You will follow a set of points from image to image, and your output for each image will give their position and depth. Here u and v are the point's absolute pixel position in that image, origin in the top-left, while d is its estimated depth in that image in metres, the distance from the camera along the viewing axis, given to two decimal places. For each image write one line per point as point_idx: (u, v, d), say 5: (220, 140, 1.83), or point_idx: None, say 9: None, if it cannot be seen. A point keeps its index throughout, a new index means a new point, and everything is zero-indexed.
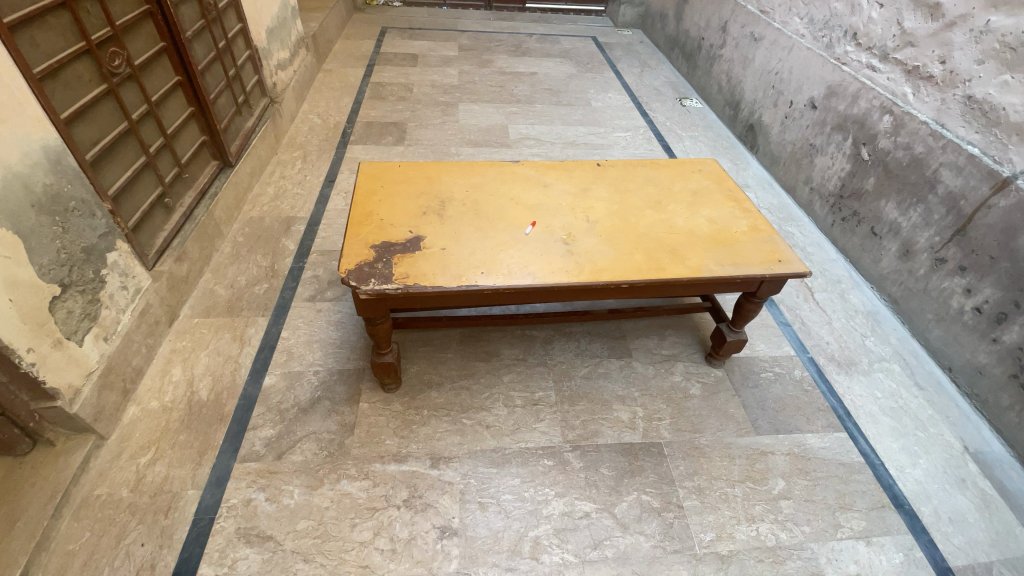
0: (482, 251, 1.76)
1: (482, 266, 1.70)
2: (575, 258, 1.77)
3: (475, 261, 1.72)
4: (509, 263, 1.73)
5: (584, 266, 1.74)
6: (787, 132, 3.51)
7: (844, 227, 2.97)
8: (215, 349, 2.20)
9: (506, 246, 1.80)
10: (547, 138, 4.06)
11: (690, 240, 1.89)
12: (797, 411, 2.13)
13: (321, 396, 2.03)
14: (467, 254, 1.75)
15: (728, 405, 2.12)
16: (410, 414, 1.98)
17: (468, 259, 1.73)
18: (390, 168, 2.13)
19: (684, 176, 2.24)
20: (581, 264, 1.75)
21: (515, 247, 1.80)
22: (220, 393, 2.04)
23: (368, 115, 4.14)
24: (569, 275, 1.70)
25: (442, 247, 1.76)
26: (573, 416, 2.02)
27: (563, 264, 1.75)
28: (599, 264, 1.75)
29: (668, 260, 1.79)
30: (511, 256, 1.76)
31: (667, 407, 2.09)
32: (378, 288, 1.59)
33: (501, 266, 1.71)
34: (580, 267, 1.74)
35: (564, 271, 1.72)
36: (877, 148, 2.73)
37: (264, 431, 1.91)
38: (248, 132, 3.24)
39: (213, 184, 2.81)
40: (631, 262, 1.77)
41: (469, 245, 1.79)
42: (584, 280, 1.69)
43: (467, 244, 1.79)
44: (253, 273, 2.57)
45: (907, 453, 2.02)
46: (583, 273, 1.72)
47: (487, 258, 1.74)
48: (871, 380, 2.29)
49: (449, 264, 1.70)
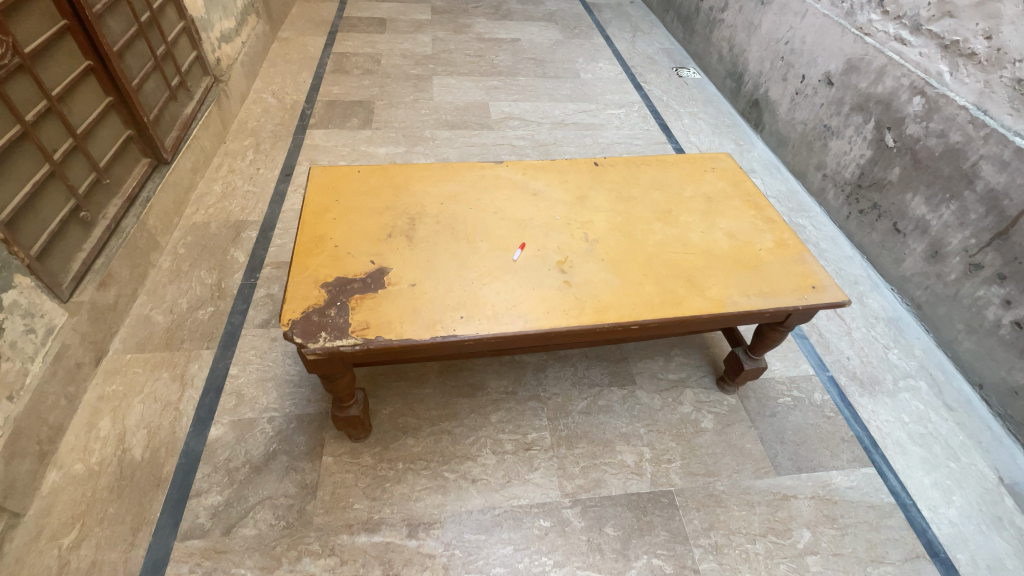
0: (462, 287, 1.44)
1: (462, 307, 1.39)
2: (575, 293, 1.46)
3: (452, 300, 1.40)
4: (495, 302, 1.41)
5: (586, 302, 1.44)
6: (797, 110, 3.18)
7: (862, 221, 2.71)
8: (151, 394, 1.88)
9: (488, 277, 1.48)
10: (532, 117, 3.66)
11: (709, 263, 1.59)
12: (820, 444, 1.90)
13: (278, 449, 1.74)
14: (442, 291, 1.42)
15: (744, 440, 1.88)
16: (383, 469, 1.71)
17: (444, 298, 1.40)
18: (346, 176, 1.77)
19: (695, 178, 1.93)
20: (582, 300, 1.44)
21: (501, 278, 1.49)
22: (158, 450, 1.73)
23: (330, 92, 3.67)
24: (567, 316, 1.40)
25: (411, 283, 1.43)
26: (571, 463, 1.77)
27: (559, 301, 1.43)
28: (603, 298, 1.45)
29: (684, 292, 1.50)
30: (497, 291, 1.44)
31: (677, 446, 1.85)
32: (331, 345, 1.27)
33: (486, 307, 1.40)
34: (581, 305, 1.43)
35: (561, 310, 1.41)
36: (904, 134, 2.45)
37: (210, 498, 1.62)
38: (187, 121, 2.79)
39: (144, 187, 2.41)
40: (642, 297, 1.47)
41: (444, 277, 1.46)
42: (586, 322, 1.39)
43: (443, 277, 1.46)
44: (196, 294, 2.22)
45: (940, 489, 1.84)
46: (584, 312, 1.41)
47: (467, 296, 1.42)
48: (897, 401, 2.08)
49: (420, 306, 1.38)
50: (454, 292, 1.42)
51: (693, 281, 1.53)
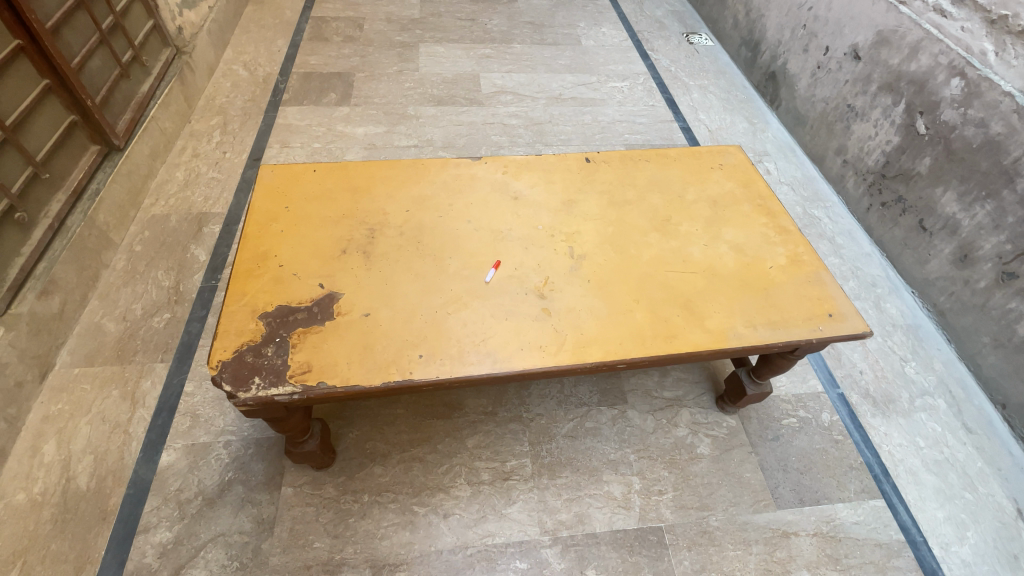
0: (423, 317, 1.25)
1: (422, 342, 1.20)
2: (554, 324, 1.26)
3: (411, 334, 1.21)
4: (460, 335, 1.22)
5: (566, 336, 1.24)
6: (818, 87, 2.87)
7: (883, 215, 2.47)
8: (100, 414, 1.73)
9: (454, 304, 1.28)
10: (527, 92, 3.35)
11: (710, 285, 1.38)
12: (825, 473, 1.75)
13: (233, 479, 1.60)
14: (399, 323, 1.23)
15: (742, 468, 1.73)
16: (347, 503, 1.57)
17: (401, 331, 1.21)
18: (299, 178, 1.55)
19: (700, 177, 1.69)
20: (562, 333, 1.25)
21: (470, 304, 1.29)
22: (105, 479, 1.60)
23: (306, 63, 3.36)
24: (544, 354, 1.21)
25: (365, 313, 1.24)
26: (553, 495, 1.62)
27: (536, 335, 1.24)
28: (587, 331, 1.26)
29: (681, 322, 1.30)
30: (463, 322, 1.25)
31: (670, 475, 1.70)
32: (264, 394, 1.10)
33: (449, 342, 1.21)
34: (561, 339, 1.24)
35: (537, 346, 1.22)
36: (938, 120, 2.19)
37: (159, 535, 1.50)
38: (143, 101, 2.54)
39: (93, 179, 2.19)
40: (633, 328, 1.28)
41: (403, 305, 1.27)
42: (565, 361, 1.21)
43: (402, 304, 1.27)
44: (152, 299, 2.04)
45: (954, 524, 1.69)
46: (564, 348, 1.22)
47: (428, 328, 1.23)
48: (912, 423, 1.91)
49: (372, 342, 1.19)
50: (414, 323, 1.23)
51: (691, 308, 1.33)
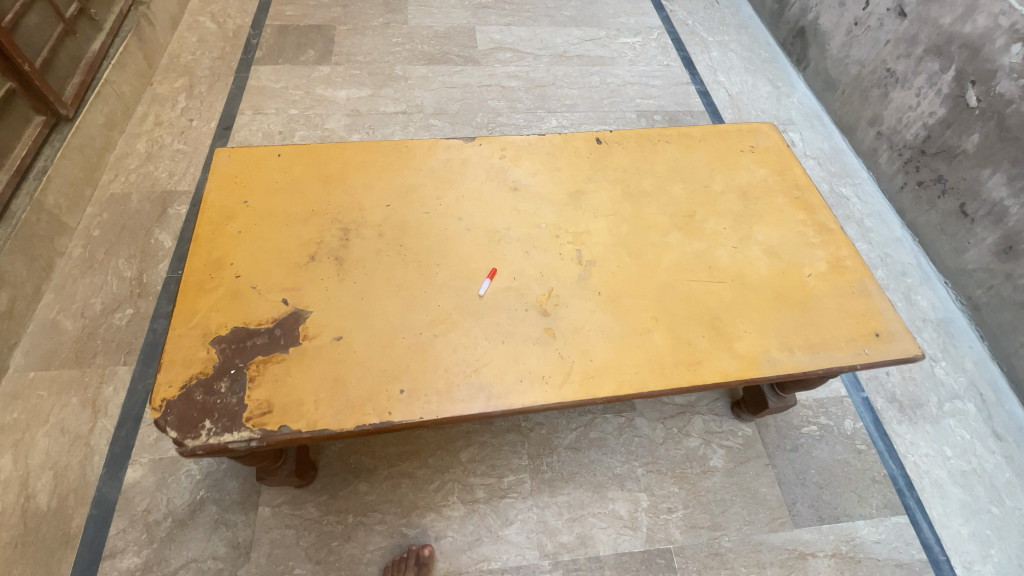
0: (405, 341, 1.06)
1: (403, 374, 1.02)
2: (558, 349, 1.08)
3: (390, 363, 1.03)
4: (449, 365, 1.04)
5: (573, 363, 1.06)
6: (853, 47, 2.56)
7: (919, 197, 2.24)
8: (59, 424, 1.58)
9: (442, 324, 1.09)
10: (528, 48, 3.01)
11: (739, 298, 1.20)
12: (846, 487, 1.63)
13: (206, 498, 1.47)
14: (376, 349, 1.04)
15: (758, 483, 1.60)
16: (330, 524, 1.44)
17: (379, 360, 1.03)
18: (261, 165, 1.33)
19: (727, 164, 1.48)
20: (568, 360, 1.07)
21: (461, 324, 1.10)
22: (66, 498, 1.47)
23: (281, 13, 2.99)
24: (547, 387, 1.03)
25: (336, 337, 1.05)
26: (554, 515, 1.50)
27: (537, 362, 1.06)
28: (598, 357, 1.08)
29: (706, 345, 1.12)
30: (452, 346, 1.06)
31: (681, 491, 1.57)
32: (216, 442, 0.93)
33: (435, 373, 1.03)
34: (566, 368, 1.06)
35: (540, 377, 1.04)
36: (993, 92, 1.94)
37: (126, 561, 1.38)
38: (94, 62, 2.24)
39: (40, 156, 1.95)
40: (651, 353, 1.09)
41: (382, 325, 1.08)
42: (572, 395, 1.03)
43: (380, 325, 1.08)
44: (113, 291, 1.85)
45: (980, 541, 1.58)
46: (571, 380, 1.04)
47: (410, 356, 1.04)
48: (940, 430, 1.77)
49: (344, 374, 1.01)
50: (394, 349, 1.05)
51: (719, 326, 1.14)
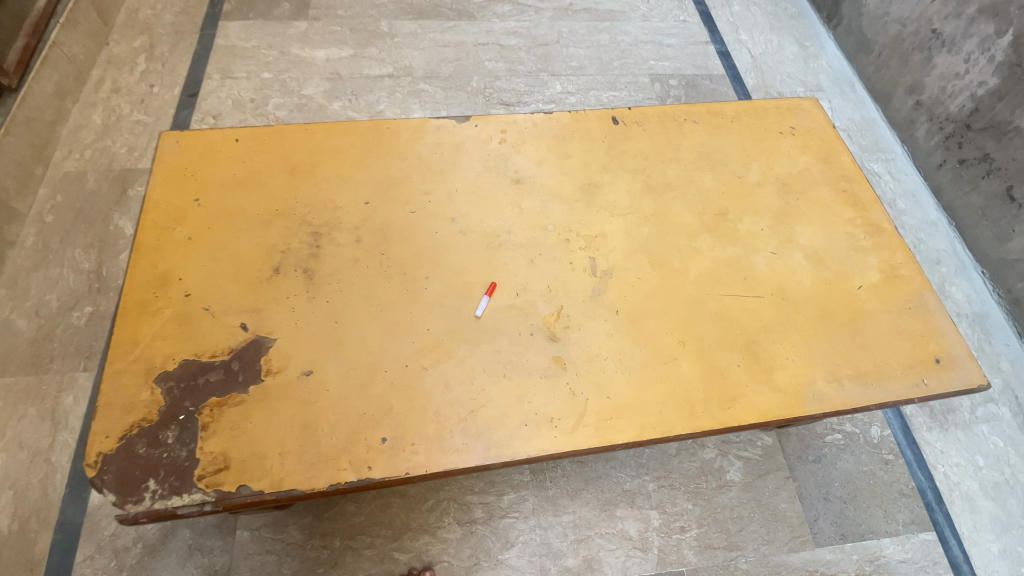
0: (388, 376, 0.89)
1: (386, 418, 0.86)
2: (569, 383, 0.91)
3: (370, 405, 0.87)
4: (440, 405, 0.88)
5: (587, 401, 0.90)
6: (893, 2, 2.27)
7: (960, 177, 2.03)
8: (15, 439, 1.43)
9: (432, 354, 0.92)
10: None
11: (778, 317, 1.03)
12: (872, 502, 1.52)
13: (179, 521, 1.34)
14: (353, 388, 0.88)
15: (778, 498, 1.49)
16: (315, 550, 1.33)
17: (356, 401, 0.87)
18: (217, 155, 1.13)
19: (763, 150, 1.28)
20: (581, 397, 0.90)
21: (454, 354, 0.92)
22: (26, 523, 1.34)
23: None
24: (557, 433, 0.87)
25: (305, 372, 0.88)
26: (559, 537, 1.39)
27: (545, 401, 0.89)
28: (617, 394, 0.91)
29: (742, 376, 0.96)
30: (444, 382, 0.89)
31: (695, 509, 1.45)
32: (163, 507, 0.79)
33: (424, 416, 0.87)
34: (579, 407, 0.89)
35: (548, 420, 0.88)
36: None
37: None
38: (40, 18, 1.95)
39: None
40: (678, 387, 0.93)
41: (360, 356, 0.91)
42: (587, 443, 0.87)
43: (358, 355, 0.91)
44: (70, 287, 1.67)
45: (1010, 559, 1.48)
46: (584, 424, 0.88)
47: (394, 394, 0.88)
48: (972, 438, 1.65)
49: (314, 420, 0.85)
50: (375, 386, 0.88)
51: (756, 353, 0.98)
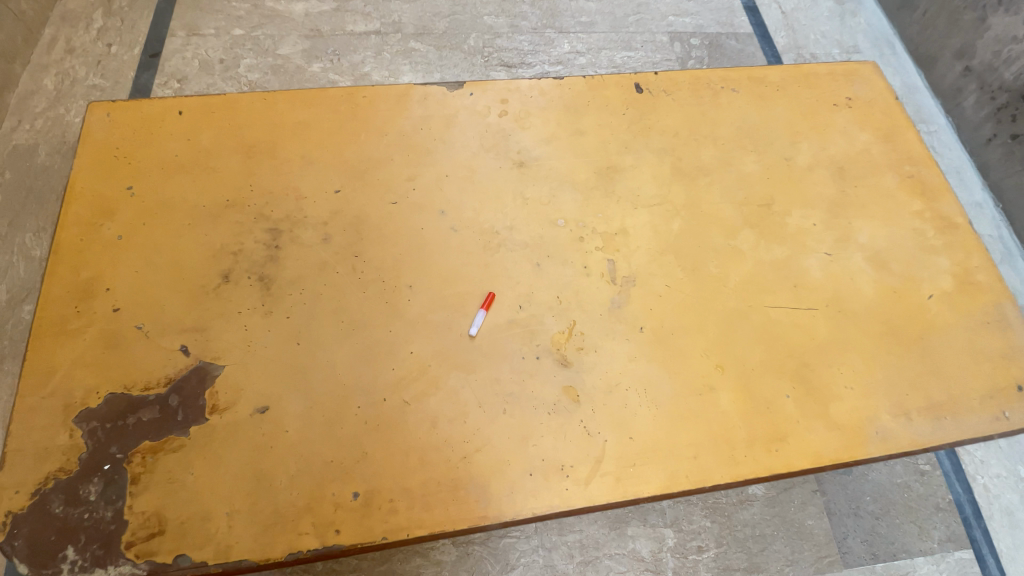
0: (361, 413, 0.73)
1: (358, 467, 0.70)
2: (584, 421, 0.75)
3: (340, 451, 0.70)
4: (426, 450, 0.71)
5: (606, 444, 0.73)
6: None
7: (1012, 152, 1.72)
8: None
9: (416, 385, 0.75)
10: None
11: (832, 335, 0.87)
12: (905, 518, 1.39)
13: None
14: (317, 428, 0.71)
15: (805, 515, 1.36)
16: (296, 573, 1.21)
17: (322, 445, 0.70)
18: (156, 132, 0.93)
19: (813, 126, 1.09)
20: (599, 438, 0.74)
21: (442, 384, 0.75)
22: None
23: None
24: (569, 486, 0.71)
25: (259, 409, 0.72)
26: (564, 558, 1.26)
27: (555, 443, 0.73)
28: (641, 435, 0.75)
29: (792, 410, 0.80)
30: (430, 420, 0.73)
31: (714, 527, 1.32)
32: None
33: (405, 464, 0.70)
34: (596, 451, 0.73)
35: (559, 468, 0.72)
36: None
37: None
38: None
39: None
40: (716, 425, 0.77)
41: (328, 388, 0.74)
42: (606, 498, 0.71)
43: (324, 386, 0.74)
44: (21, 276, 1.49)
45: None
46: (603, 473, 0.72)
47: (368, 437, 0.71)
48: (1017, 446, 1.50)
49: (271, 470, 0.69)
50: (345, 427, 0.72)
51: (807, 380, 0.82)
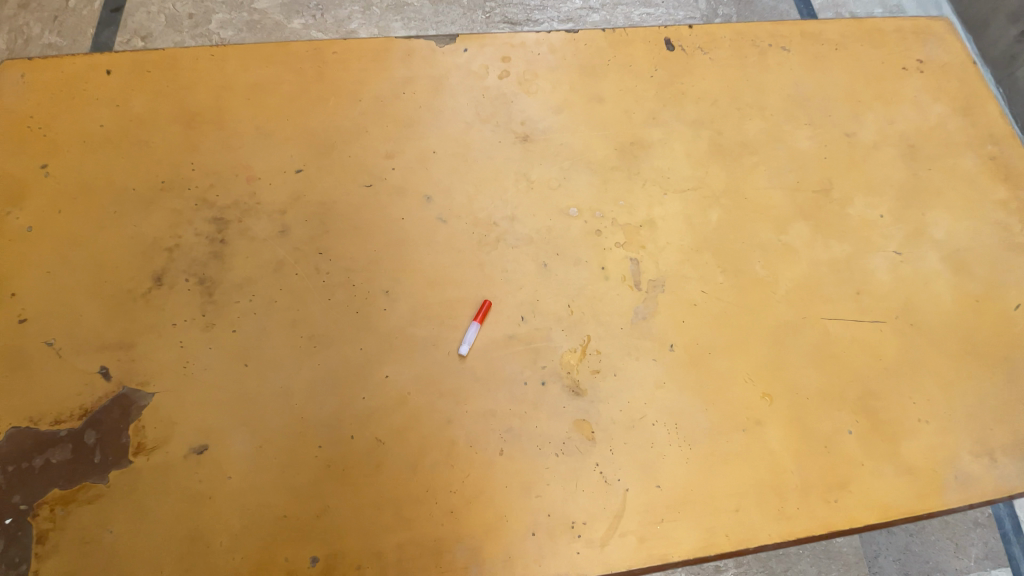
0: (322, 454, 0.58)
1: (317, 524, 0.56)
2: (599, 465, 0.60)
3: (294, 503, 0.56)
4: (402, 501, 0.57)
5: (627, 495, 0.59)
6: None
7: None
8: None
9: (392, 418, 0.60)
10: None
11: (900, 356, 0.72)
12: None
13: None
14: (267, 474, 0.57)
15: None
16: None
17: (272, 496, 0.57)
18: (76, 96, 0.75)
19: (877, 94, 0.91)
20: (618, 488, 0.59)
21: (422, 418, 0.61)
22: None
23: None
24: (582, 550, 0.57)
25: (194, 448, 0.58)
26: None
27: (564, 495, 0.59)
28: (672, 485, 0.60)
29: (853, 450, 0.66)
30: (408, 463, 0.58)
31: None
32: None
33: (376, 521, 0.57)
34: (615, 504, 0.59)
35: (569, 527, 0.58)
36: None
37: None
38: None
39: None
40: (762, 469, 0.62)
41: (281, 422, 0.59)
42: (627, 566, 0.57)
43: (275, 420, 0.59)
44: None
45: None
46: (624, 534, 0.58)
47: (330, 485, 0.57)
48: None
49: (209, 527, 0.55)
50: (301, 471, 0.58)
51: (873, 411, 0.68)
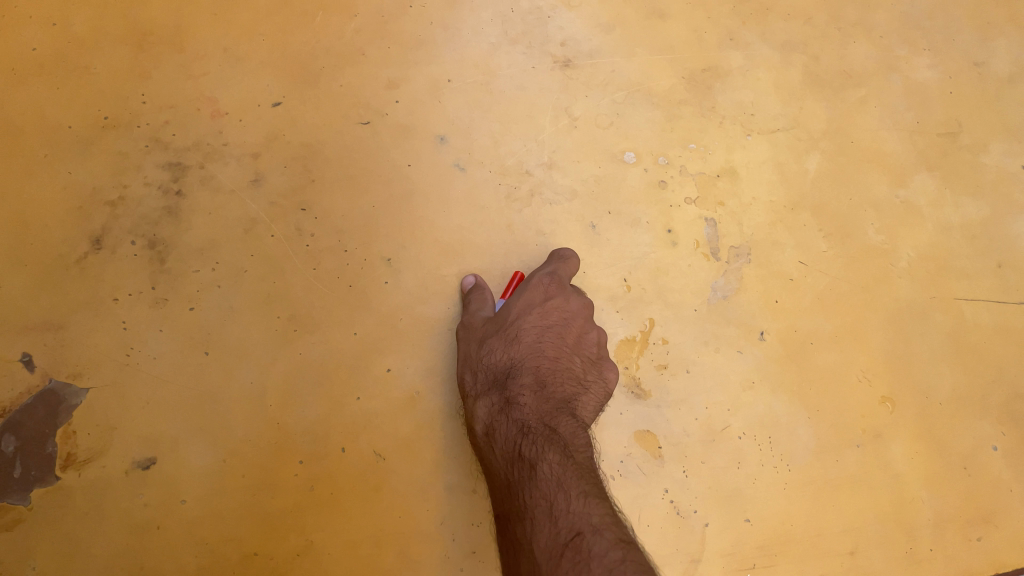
0: (304, 474, 0.49)
1: (298, 564, 0.48)
2: (669, 493, 0.51)
3: (266, 539, 0.48)
4: (408, 538, 0.49)
5: (706, 532, 0.50)
6: None
7: None
8: None
9: (398, 428, 0.51)
10: None
11: None
12: None
13: None
14: (232, 499, 0.48)
15: None
16: None
17: (239, 525, 0.48)
18: (3, 17, 0.57)
19: (1010, 15, 0.69)
20: (695, 522, 0.51)
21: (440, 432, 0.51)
22: None
23: None
24: (670, 566, 0.50)
25: (139, 463, 0.48)
26: None
27: None
28: (778, 504, 0.52)
29: (990, 470, 0.54)
30: (416, 489, 0.50)
31: None
32: None
33: (376, 562, 0.48)
34: (692, 546, 0.50)
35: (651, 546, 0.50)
36: None
37: None
38: None
39: None
40: (884, 498, 0.53)
41: (252, 431, 0.49)
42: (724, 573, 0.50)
43: (242, 429, 0.49)
44: None
45: None
46: (716, 555, 0.50)
47: (315, 513, 0.49)
48: None
49: (158, 564, 0.46)
50: (279, 497, 0.48)
51: (1015, 420, 0.55)
